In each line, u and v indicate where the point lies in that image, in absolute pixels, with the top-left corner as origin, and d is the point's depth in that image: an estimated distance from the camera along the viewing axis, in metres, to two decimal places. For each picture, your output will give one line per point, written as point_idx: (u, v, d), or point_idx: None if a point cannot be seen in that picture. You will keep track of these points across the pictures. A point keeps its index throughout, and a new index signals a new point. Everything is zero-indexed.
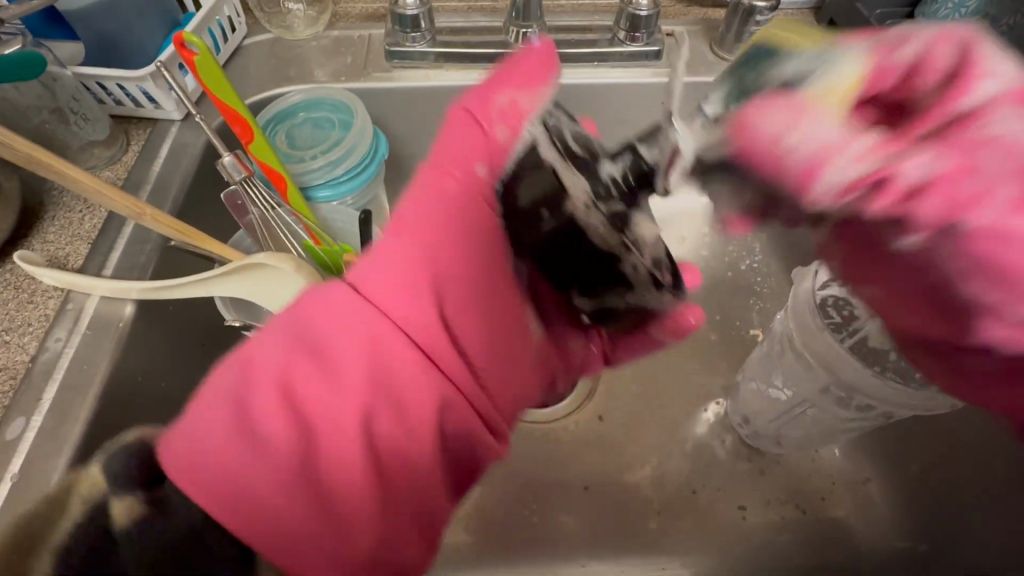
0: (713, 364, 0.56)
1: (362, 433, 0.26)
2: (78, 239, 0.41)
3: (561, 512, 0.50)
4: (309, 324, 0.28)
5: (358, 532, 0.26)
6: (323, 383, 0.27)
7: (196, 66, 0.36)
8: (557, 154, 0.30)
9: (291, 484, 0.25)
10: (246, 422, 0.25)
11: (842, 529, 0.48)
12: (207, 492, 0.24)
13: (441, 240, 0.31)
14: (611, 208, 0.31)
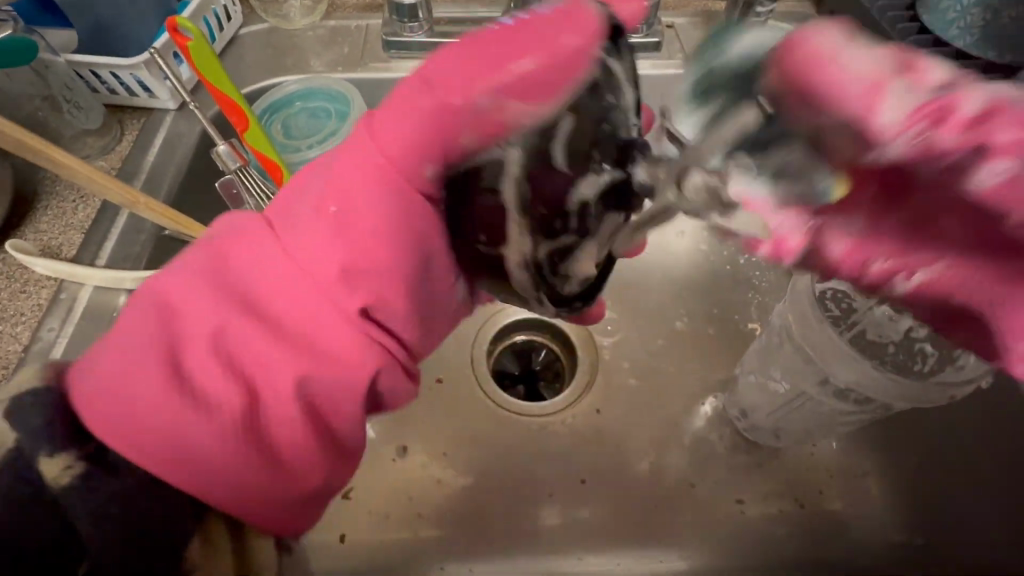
0: (711, 358, 0.56)
1: (297, 388, 0.27)
2: (71, 229, 0.41)
3: (559, 505, 0.50)
4: (239, 279, 0.27)
5: (298, 468, 0.27)
6: (255, 334, 0.26)
7: (190, 53, 0.36)
8: (518, 190, 0.26)
9: (226, 436, 0.25)
10: (176, 377, 0.25)
11: (840, 522, 0.48)
12: (133, 444, 0.24)
13: (375, 199, 0.28)
14: (554, 246, 0.27)
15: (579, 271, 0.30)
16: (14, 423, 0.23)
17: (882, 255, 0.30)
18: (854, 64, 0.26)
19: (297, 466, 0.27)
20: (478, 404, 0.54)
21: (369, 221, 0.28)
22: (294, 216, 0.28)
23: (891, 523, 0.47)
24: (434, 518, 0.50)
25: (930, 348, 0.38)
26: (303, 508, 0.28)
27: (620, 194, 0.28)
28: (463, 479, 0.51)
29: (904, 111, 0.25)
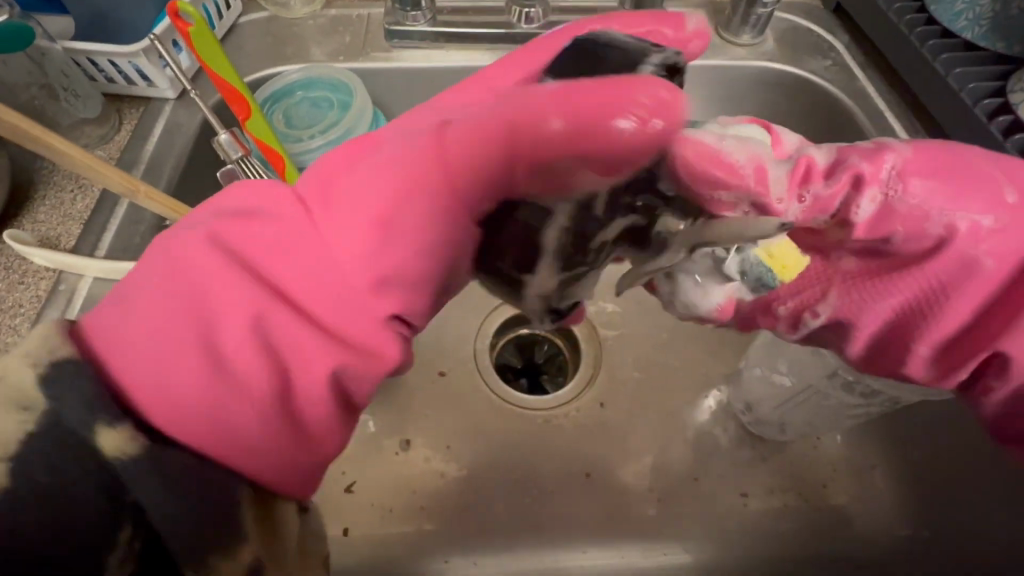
0: (715, 351, 0.56)
1: (330, 378, 0.26)
2: (70, 219, 0.40)
3: (562, 499, 0.50)
4: (270, 259, 0.25)
5: (325, 447, 0.27)
6: (293, 319, 0.25)
7: (192, 38, 0.35)
8: (559, 241, 0.27)
9: (264, 420, 0.25)
10: (212, 359, 0.24)
11: (843, 516, 0.48)
12: (172, 420, 0.23)
13: (418, 188, 0.26)
14: (566, 282, 0.29)
15: (580, 296, 0.31)
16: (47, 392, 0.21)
17: (784, 295, 0.34)
18: (730, 145, 0.28)
19: (325, 447, 0.27)
20: (481, 398, 0.54)
21: (412, 208, 0.26)
22: (333, 195, 0.27)
23: (895, 517, 0.47)
24: (437, 513, 0.50)
25: None
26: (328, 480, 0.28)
27: (637, 236, 0.29)
28: (466, 474, 0.51)
29: (784, 188, 0.30)
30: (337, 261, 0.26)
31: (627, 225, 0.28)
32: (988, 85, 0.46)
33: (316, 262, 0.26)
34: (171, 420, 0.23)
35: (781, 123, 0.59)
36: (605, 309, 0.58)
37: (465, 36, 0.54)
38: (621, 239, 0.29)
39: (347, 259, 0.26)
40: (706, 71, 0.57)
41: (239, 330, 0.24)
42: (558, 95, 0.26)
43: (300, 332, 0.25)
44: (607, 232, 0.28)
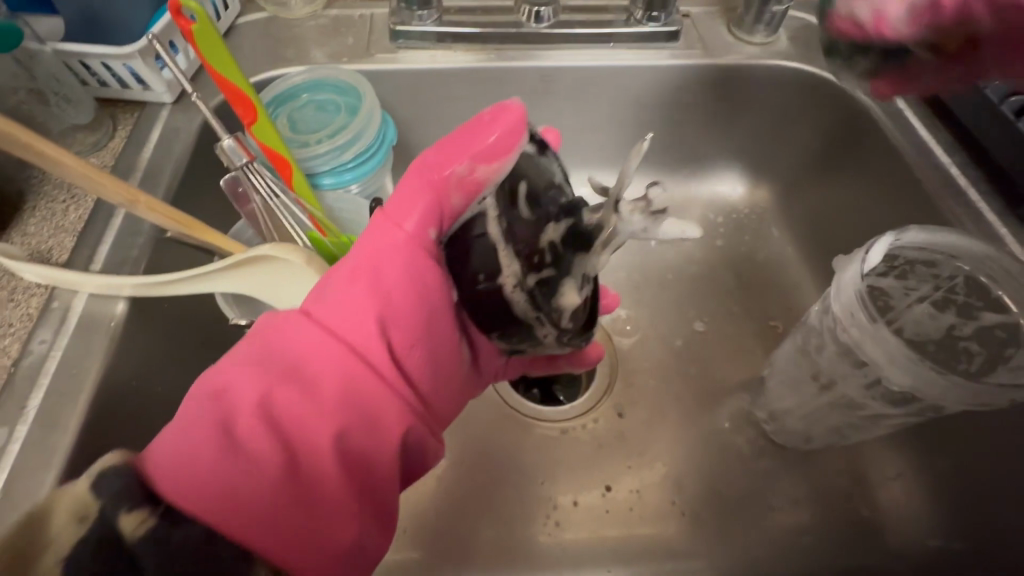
0: (733, 356, 0.55)
1: (337, 452, 0.28)
2: (62, 231, 0.38)
3: (583, 518, 0.48)
4: (278, 357, 0.30)
5: (338, 527, 0.27)
6: (300, 397, 0.29)
7: (195, 37, 0.32)
8: (501, 229, 0.29)
9: (278, 491, 0.26)
10: (232, 442, 0.27)
11: (873, 528, 0.47)
12: (193, 503, 0.25)
13: (393, 279, 0.31)
14: (539, 279, 0.29)
15: (568, 305, 0.30)
16: (97, 491, 0.24)
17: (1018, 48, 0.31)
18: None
19: (342, 527, 0.28)
20: (495, 410, 0.53)
21: (396, 294, 0.31)
22: (326, 295, 0.32)
23: (928, 529, 0.45)
24: (454, 533, 0.48)
25: (975, 347, 0.38)
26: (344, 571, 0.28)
27: (579, 235, 0.30)
28: (481, 488, 0.50)
29: None
30: (339, 343, 0.30)
31: (566, 221, 0.30)
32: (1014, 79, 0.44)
33: (320, 347, 0.30)
34: (204, 501, 0.25)
35: (794, 123, 0.58)
36: (620, 316, 0.57)
37: (473, 37, 0.53)
38: (567, 239, 0.30)
39: (346, 340, 0.31)
40: (721, 70, 0.55)
41: (256, 416, 0.28)
42: (444, 147, 0.32)
43: (313, 408, 0.29)
44: (552, 228, 0.29)
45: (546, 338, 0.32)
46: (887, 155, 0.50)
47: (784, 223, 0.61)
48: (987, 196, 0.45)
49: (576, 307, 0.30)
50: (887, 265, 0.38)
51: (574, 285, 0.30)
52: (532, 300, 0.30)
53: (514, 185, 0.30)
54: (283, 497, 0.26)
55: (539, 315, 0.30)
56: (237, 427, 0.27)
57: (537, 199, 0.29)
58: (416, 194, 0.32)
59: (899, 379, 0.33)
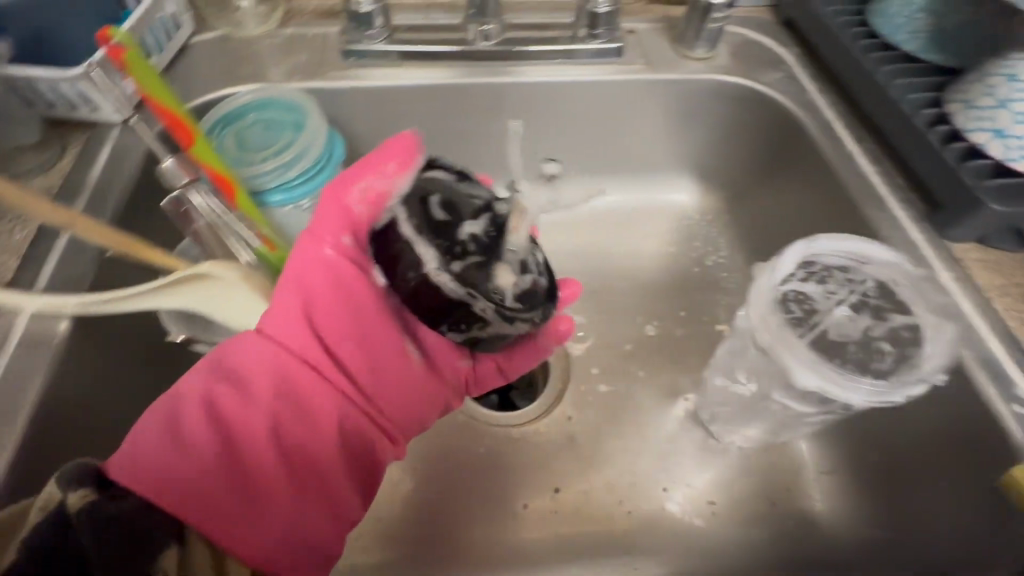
0: (680, 359, 0.57)
1: (272, 441, 0.35)
2: (6, 251, 0.38)
3: (531, 517, 0.50)
4: (224, 366, 0.36)
5: (271, 505, 0.33)
6: (240, 398, 0.35)
7: (127, 63, 0.34)
8: (414, 230, 0.31)
9: (215, 476, 0.32)
10: (180, 437, 0.33)
11: (808, 520, 0.49)
12: (142, 485, 0.31)
13: (320, 294, 0.38)
14: (466, 266, 0.31)
15: (505, 283, 0.32)
16: (57, 479, 0.29)
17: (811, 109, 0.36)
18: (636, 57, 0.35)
19: (275, 506, 0.34)
20: (449, 418, 0.54)
21: (323, 307, 0.38)
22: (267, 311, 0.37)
23: (860, 521, 0.47)
24: (408, 536, 0.49)
25: (886, 347, 0.39)
26: (281, 543, 0.33)
27: (497, 226, 0.32)
28: (434, 492, 0.51)
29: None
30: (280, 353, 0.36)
31: (484, 214, 0.32)
32: (925, 96, 0.48)
33: (264, 357, 0.36)
34: (160, 491, 0.31)
35: (735, 135, 0.61)
36: (573, 322, 0.59)
37: (423, 54, 0.55)
38: (490, 231, 0.32)
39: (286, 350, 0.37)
40: (664, 84, 0.57)
41: (202, 415, 0.34)
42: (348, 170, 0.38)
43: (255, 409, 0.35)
44: (474, 221, 0.31)
45: (488, 315, 0.32)
46: (819, 164, 0.53)
47: (730, 229, 0.63)
48: (907, 204, 0.48)
49: (513, 287, 0.32)
50: (806, 271, 0.41)
51: (508, 266, 0.32)
52: (463, 284, 0.30)
53: (423, 196, 0.32)
54: (226, 485, 0.33)
55: (471, 291, 0.31)
56: (187, 425, 0.33)
57: (450, 203, 0.32)
58: (330, 217, 0.38)
59: (809, 380, 0.35)
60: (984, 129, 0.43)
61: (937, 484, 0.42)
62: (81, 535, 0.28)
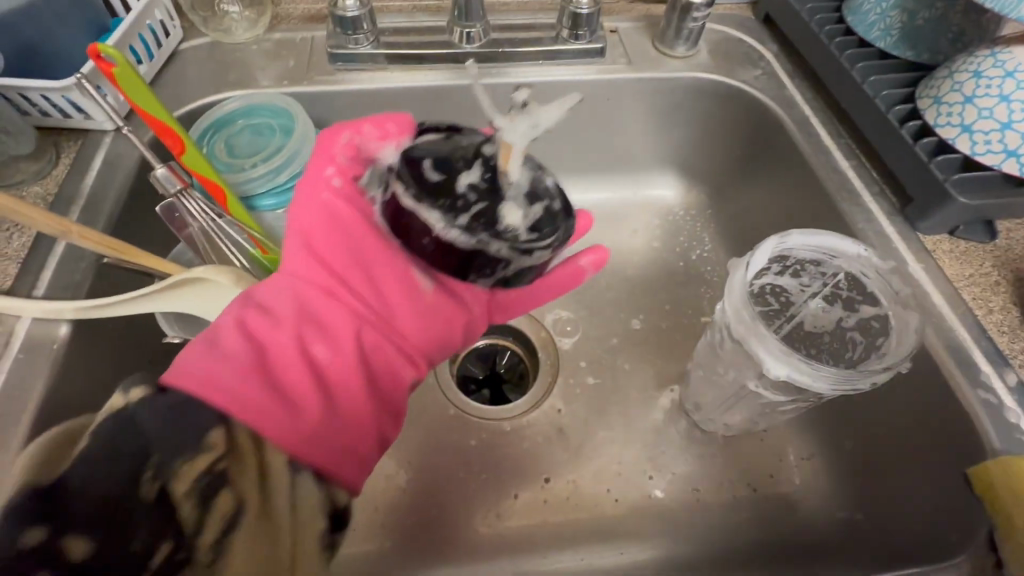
0: (666, 352, 0.58)
1: (301, 353, 0.36)
2: (5, 259, 0.40)
3: (523, 504, 0.51)
4: (252, 299, 0.37)
5: (308, 407, 0.34)
6: (268, 320, 0.36)
7: (116, 77, 0.35)
8: (411, 199, 0.31)
9: (252, 378, 0.32)
10: (215, 351, 0.33)
11: (788, 503, 0.51)
12: (187, 387, 0.30)
13: (330, 230, 0.41)
14: (471, 216, 0.30)
15: (512, 219, 0.31)
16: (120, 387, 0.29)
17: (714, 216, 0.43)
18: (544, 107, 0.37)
19: (312, 409, 0.34)
20: (441, 412, 0.55)
21: (334, 242, 0.41)
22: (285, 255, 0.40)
23: (836, 503, 0.49)
24: (401, 527, 0.51)
25: (858, 337, 0.42)
26: (321, 445, 0.33)
27: (490, 168, 0.32)
28: (427, 485, 0.52)
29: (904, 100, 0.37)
30: (294, 283, 0.39)
31: (477, 160, 0.32)
32: (899, 92, 0.49)
33: (279, 286, 0.38)
34: (204, 389, 0.30)
35: (717, 131, 0.62)
36: (561, 317, 0.60)
37: (409, 57, 0.55)
38: (485, 175, 0.31)
39: (299, 282, 0.39)
40: (646, 82, 0.59)
41: (234, 333, 0.34)
42: (329, 130, 0.43)
43: (278, 324, 0.36)
44: (467, 169, 0.31)
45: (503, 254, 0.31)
46: (797, 159, 0.54)
47: (713, 223, 0.65)
48: (879, 197, 0.49)
49: (525, 219, 0.31)
50: (780, 265, 0.42)
51: (513, 204, 0.31)
52: (472, 233, 0.30)
53: (417, 164, 0.32)
54: (266, 390, 0.32)
55: (484, 236, 0.30)
56: (221, 341, 0.34)
57: (444, 160, 0.32)
58: (325, 167, 0.42)
59: (777, 369, 0.37)
60: (953, 124, 0.44)
61: (907, 466, 0.44)
62: (142, 420, 0.28)
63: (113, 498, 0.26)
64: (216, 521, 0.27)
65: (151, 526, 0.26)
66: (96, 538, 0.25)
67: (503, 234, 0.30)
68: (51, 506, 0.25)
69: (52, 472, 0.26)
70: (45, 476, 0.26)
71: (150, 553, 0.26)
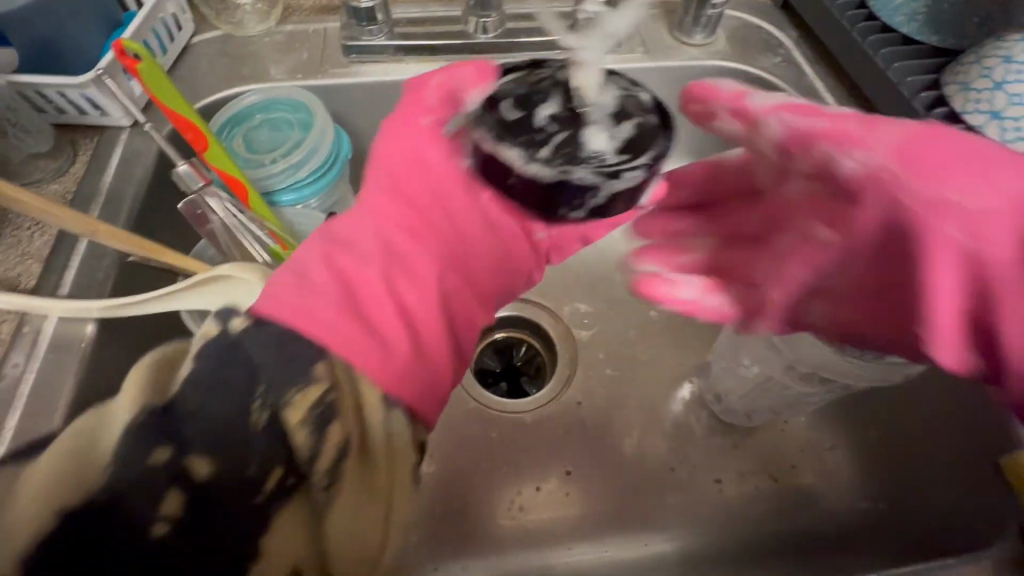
0: (686, 342, 0.58)
1: (386, 289, 0.35)
2: (27, 258, 0.39)
3: (546, 495, 0.52)
4: (338, 234, 0.37)
5: (395, 340, 0.33)
6: (353, 257, 0.35)
7: (139, 73, 0.35)
8: (491, 137, 0.32)
9: (343, 310, 0.32)
10: (306, 281, 0.32)
11: (811, 494, 0.51)
12: (281, 313, 0.29)
13: (416, 174, 0.41)
14: (551, 149, 0.30)
15: (594, 145, 0.30)
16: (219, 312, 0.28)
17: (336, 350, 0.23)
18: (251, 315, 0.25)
19: (398, 342, 0.33)
20: (461, 406, 0.55)
21: (420, 186, 0.41)
22: (368, 197, 0.40)
23: (857, 493, 0.50)
24: (422, 522, 0.51)
25: None
26: (410, 374, 0.33)
27: (569, 96, 0.32)
28: (448, 478, 0.53)
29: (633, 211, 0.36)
30: (372, 220, 0.38)
31: (556, 92, 0.32)
32: (923, 79, 0.48)
33: (358, 224, 0.38)
34: (298, 318, 0.29)
35: None
36: (579, 310, 0.60)
37: (423, 48, 0.55)
38: (565, 106, 0.31)
39: (376, 220, 0.39)
40: (663, 71, 0.58)
41: (323, 267, 0.34)
42: (418, 80, 0.44)
43: (359, 256, 0.36)
44: (546, 102, 0.32)
45: (585, 181, 0.30)
46: None
47: None
48: None
49: (610, 142, 0.30)
50: None
51: (596, 128, 0.31)
52: (554, 165, 0.30)
53: (497, 104, 0.32)
54: (354, 321, 0.31)
55: (564, 166, 0.30)
56: (311, 275, 0.33)
57: (524, 98, 0.32)
58: (414, 114, 0.42)
59: None
60: (982, 111, 0.43)
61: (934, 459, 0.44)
62: (253, 352, 0.26)
63: (227, 422, 0.25)
64: (329, 450, 0.27)
65: (263, 453, 0.25)
66: (216, 459, 0.25)
67: (585, 161, 0.30)
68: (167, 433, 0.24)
69: (163, 396, 0.25)
70: (156, 400, 0.25)
71: (264, 478, 0.26)
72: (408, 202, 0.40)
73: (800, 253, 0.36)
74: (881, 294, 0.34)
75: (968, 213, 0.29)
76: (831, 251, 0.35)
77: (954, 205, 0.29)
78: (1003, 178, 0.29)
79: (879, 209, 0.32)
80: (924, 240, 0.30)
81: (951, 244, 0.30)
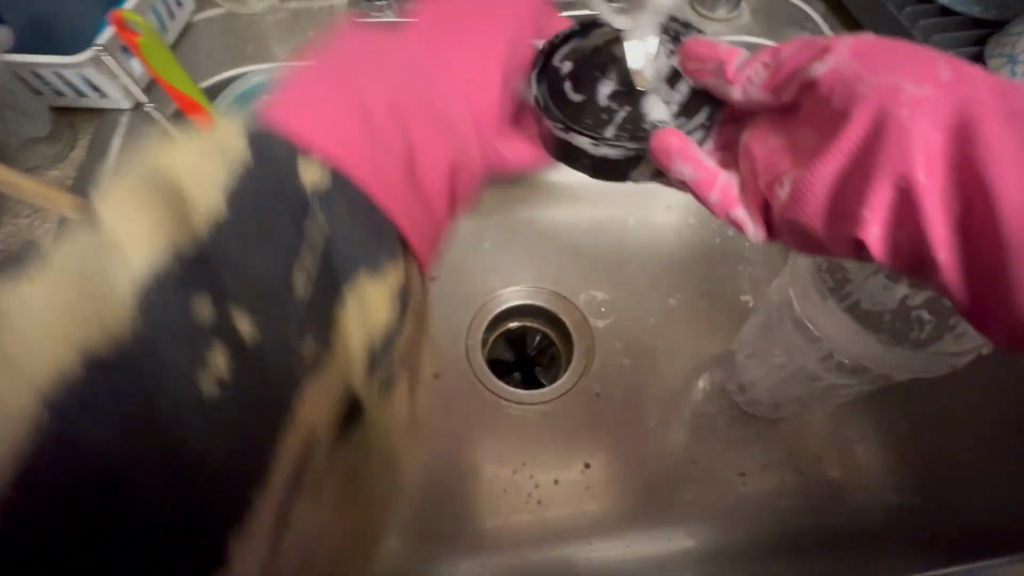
0: (706, 330, 0.56)
1: (415, 146, 0.33)
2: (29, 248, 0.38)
3: (564, 488, 0.50)
4: (377, 47, 0.35)
5: (409, 197, 0.31)
6: (369, 69, 0.33)
7: (143, 50, 0.40)
8: (564, 119, 0.36)
9: (366, 135, 0.29)
10: (358, 111, 0.30)
11: (836, 487, 0.49)
12: (317, 135, 0.27)
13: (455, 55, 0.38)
14: (617, 128, 0.36)
15: (652, 114, 0.36)
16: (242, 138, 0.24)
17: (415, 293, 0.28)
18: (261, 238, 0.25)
19: (417, 178, 0.33)
20: (474, 398, 0.54)
21: (463, 68, 0.38)
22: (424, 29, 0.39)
23: (885, 487, 0.49)
24: (437, 516, 0.50)
25: (926, 314, 0.40)
26: (411, 223, 0.31)
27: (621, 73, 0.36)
28: (463, 472, 0.51)
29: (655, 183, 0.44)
30: (382, 60, 0.34)
31: (613, 64, 0.36)
32: (964, 53, 0.46)
33: (369, 70, 0.33)
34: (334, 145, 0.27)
35: None
36: (596, 297, 0.58)
37: None
38: (621, 83, 0.36)
39: (382, 66, 0.34)
40: None
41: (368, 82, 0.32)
42: None
43: (379, 79, 0.33)
44: (606, 77, 0.36)
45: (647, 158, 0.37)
46: None
47: None
48: None
49: (664, 111, 0.37)
50: None
51: (652, 99, 0.37)
52: (623, 140, 0.36)
53: (557, 80, 0.37)
54: (374, 151, 0.29)
55: (634, 139, 0.36)
56: (361, 103, 0.31)
57: (581, 75, 0.37)
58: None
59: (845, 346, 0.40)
60: None
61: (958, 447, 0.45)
62: (225, 257, 0.24)
63: (269, 283, 0.26)
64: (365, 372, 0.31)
65: (296, 333, 0.28)
66: (258, 319, 0.26)
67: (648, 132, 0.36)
68: (207, 268, 0.23)
69: (192, 233, 0.22)
70: (184, 241, 0.22)
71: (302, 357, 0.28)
72: (381, 48, 0.35)
73: (771, 177, 0.34)
74: (847, 200, 0.31)
75: (915, 95, 0.30)
76: (789, 169, 0.34)
77: (899, 90, 0.31)
78: (944, 79, 0.31)
79: (837, 104, 0.32)
80: (875, 127, 0.30)
81: (917, 121, 0.29)
